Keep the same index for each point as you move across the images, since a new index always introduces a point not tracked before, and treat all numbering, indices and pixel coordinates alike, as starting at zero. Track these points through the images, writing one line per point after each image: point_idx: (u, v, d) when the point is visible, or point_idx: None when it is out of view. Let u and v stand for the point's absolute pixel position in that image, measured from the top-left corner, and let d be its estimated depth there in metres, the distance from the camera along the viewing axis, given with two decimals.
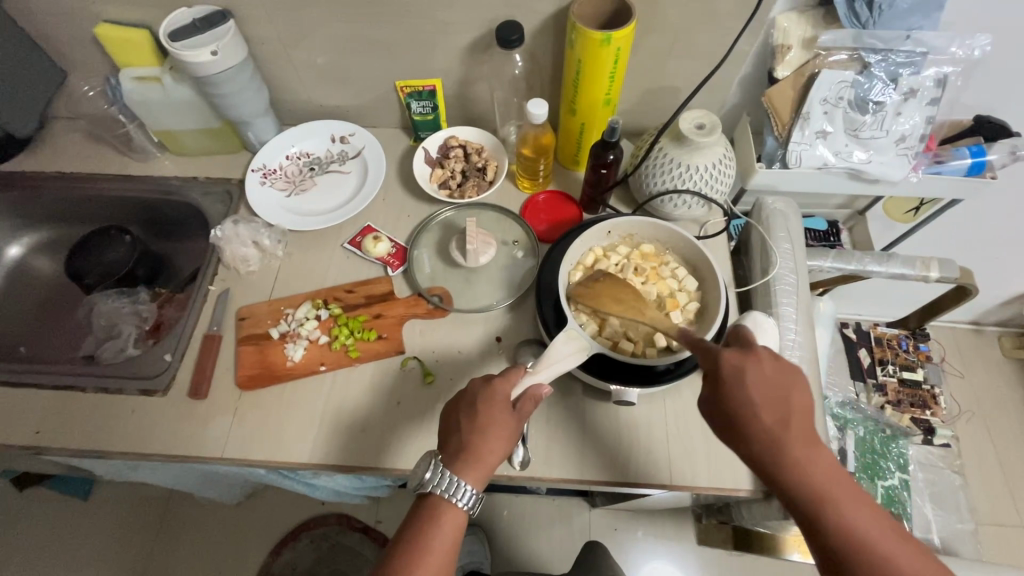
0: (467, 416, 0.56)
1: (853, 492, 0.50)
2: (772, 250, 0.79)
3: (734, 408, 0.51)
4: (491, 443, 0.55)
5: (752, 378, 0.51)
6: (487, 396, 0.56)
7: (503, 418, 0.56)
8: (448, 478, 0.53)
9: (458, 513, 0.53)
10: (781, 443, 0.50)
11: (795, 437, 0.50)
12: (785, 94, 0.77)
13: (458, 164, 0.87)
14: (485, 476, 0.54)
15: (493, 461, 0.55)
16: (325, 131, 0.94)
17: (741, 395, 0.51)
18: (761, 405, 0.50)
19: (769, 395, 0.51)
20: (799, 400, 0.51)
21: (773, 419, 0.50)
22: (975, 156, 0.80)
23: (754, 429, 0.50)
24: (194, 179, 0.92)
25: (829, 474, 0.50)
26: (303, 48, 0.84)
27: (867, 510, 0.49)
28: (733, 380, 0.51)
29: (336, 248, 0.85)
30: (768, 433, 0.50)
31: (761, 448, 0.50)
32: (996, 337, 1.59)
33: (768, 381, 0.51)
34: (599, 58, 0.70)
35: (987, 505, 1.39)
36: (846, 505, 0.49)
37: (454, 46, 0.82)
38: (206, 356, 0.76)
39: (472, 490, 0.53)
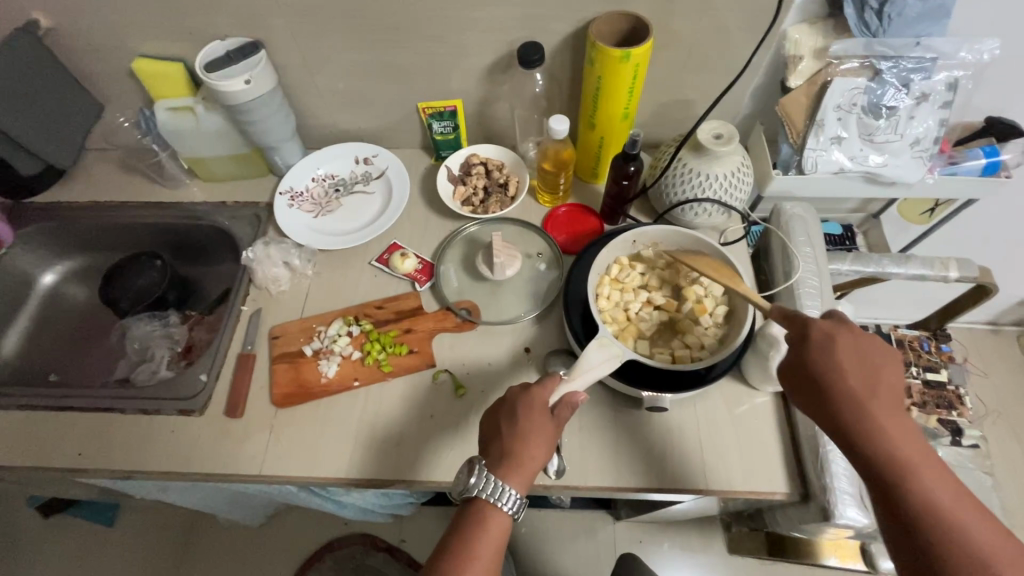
0: (507, 421, 0.56)
1: (938, 469, 0.50)
2: (793, 254, 0.80)
3: (819, 367, 0.54)
4: (533, 448, 0.55)
5: (841, 344, 0.55)
6: (526, 401, 0.57)
7: (544, 423, 0.56)
8: (494, 483, 0.53)
9: (502, 519, 0.53)
10: (865, 405, 0.52)
11: (880, 403, 0.52)
12: (799, 103, 0.79)
13: (480, 181, 0.90)
14: (526, 481, 0.54)
15: (535, 466, 0.55)
16: (349, 153, 0.97)
17: (828, 354, 0.54)
18: (848, 367, 0.53)
19: (859, 360, 0.54)
20: (887, 375, 0.54)
21: (859, 380, 0.53)
22: (988, 156, 0.81)
23: (840, 386, 0.53)
24: (223, 204, 0.95)
25: (916, 446, 0.51)
26: (329, 74, 0.87)
27: (952, 489, 0.49)
28: (820, 344, 0.55)
29: (364, 266, 0.87)
30: (853, 392, 0.53)
31: (847, 407, 0.52)
32: (1015, 337, 1.58)
33: (859, 349, 0.54)
34: (618, 74, 0.72)
35: (1019, 508, 1.37)
36: (928, 477, 0.49)
37: (475, 68, 0.85)
38: (242, 376, 0.77)
39: (516, 495, 0.53)
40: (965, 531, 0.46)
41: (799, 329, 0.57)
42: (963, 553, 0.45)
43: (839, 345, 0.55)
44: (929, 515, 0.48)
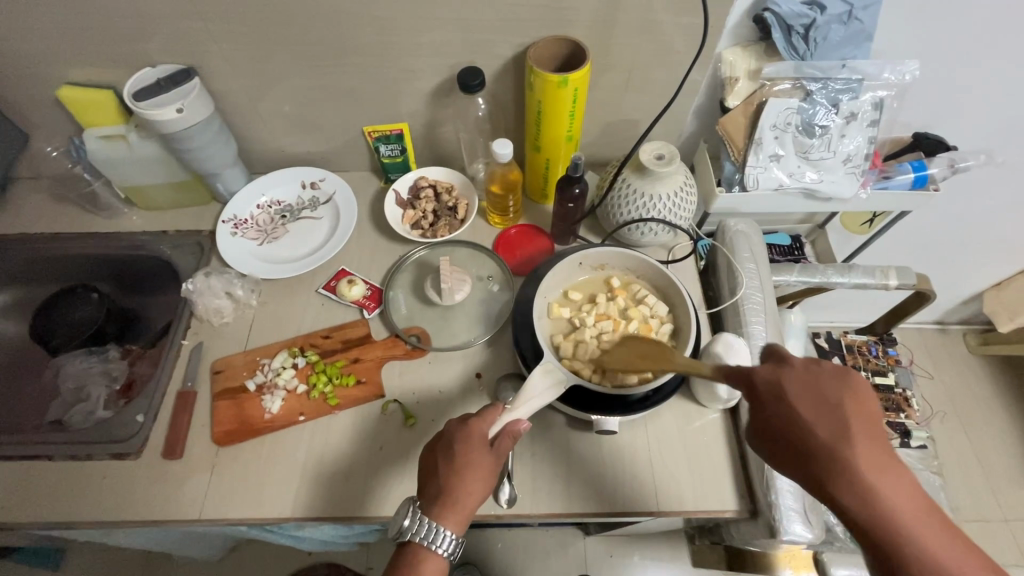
0: (444, 458, 0.57)
1: (924, 514, 0.46)
2: (738, 270, 0.82)
3: (784, 424, 0.50)
4: (469, 486, 0.55)
5: (794, 390, 0.51)
6: (463, 436, 0.57)
7: (481, 459, 0.56)
8: (427, 525, 0.53)
9: (438, 559, 0.54)
10: (841, 459, 0.48)
11: (856, 453, 0.48)
12: (737, 122, 0.81)
13: (429, 204, 0.89)
14: (464, 519, 0.55)
15: (472, 503, 0.55)
16: (296, 178, 0.95)
17: (788, 409, 0.50)
18: (811, 419, 0.49)
19: (818, 407, 0.50)
20: (857, 414, 0.49)
21: (827, 431, 0.49)
22: (917, 171, 0.85)
23: (808, 444, 0.49)
24: (163, 233, 0.92)
25: (897, 488, 0.47)
26: (270, 99, 0.85)
27: (943, 534, 0.46)
28: (774, 396, 0.51)
29: (312, 294, 0.85)
30: (825, 446, 0.48)
31: (817, 467, 0.48)
32: (961, 335, 1.65)
33: (818, 393, 0.50)
34: (558, 98, 0.73)
35: (970, 502, 1.42)
36: (917, 528, 0.46)
37: (419, 92, 0.84)
38: (180, 414, 0.74)
39: (451, 535, 0.54)
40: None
41: (749, 380, 0.53)
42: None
43: (792, 397, 0.50)
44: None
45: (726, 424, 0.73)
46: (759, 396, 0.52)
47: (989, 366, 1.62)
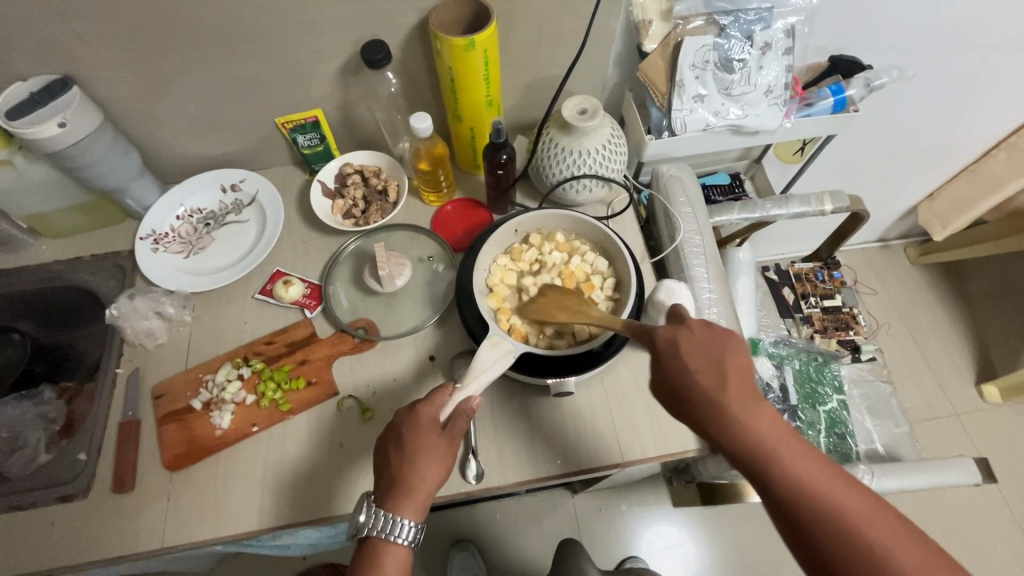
0: (396, 448, 0.58)
1: (795, 444, 0.51)
2: (674, 216, 0.82)
3: (673, 378, 0.52)
4: (422, 473, 0.57)
5: (683, 347, 0.53)
6: (412, 423, 0.58)
7: (432, 444, 0.57)
8: (384, 518, 0.56)
9: (400, 548, 0.56)
10: (722, 404, 0.51)
11: (735, 397, 0.51)
12: (657, 65, 0.81)
13: (358, 190, 0.85)
14: (421, 505, 0.57)
15: (428, 489, 0.57)
16: (213, 182, 0.89)
17: (676, 363, 0.52)
18: (698, 370, 0.52)
19: (705, 358, 0.52)
20: (735, 362, 0.52)
21: (711, 381, 0.51)
22: (835, 94, 0.85)
23: (695, 395, 0.51)
24: (79, 259, 0.86)
25: (770, 425, 0.51)
26: (166, 101, 0.79)
27: (813, 461, 0.50)
28: (668, 353, 0.53)
29: (248, 300, 0.81)
30: (709, 395, 0.51)
31: (704, 414, 0.51)
32: (902, 249, 1.73)
33: (707, 347, 0.52)
34: (468, 61, 0.70)
35: (922, 404, 1.51)
36: (790, 458, 0.50)
37: (326, 73, 0.80)
38: (125, 446, 0.70)
39: (410, 523, 0.56)
40: (837, 507, 0.48)
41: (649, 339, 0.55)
42: (842, 529, 0.47)
43: (683, 352, 0.52)
44: (802, 504, 0.49)
45: None
46: (656, 351, 0.54)
47: (929, 274, 1.71)
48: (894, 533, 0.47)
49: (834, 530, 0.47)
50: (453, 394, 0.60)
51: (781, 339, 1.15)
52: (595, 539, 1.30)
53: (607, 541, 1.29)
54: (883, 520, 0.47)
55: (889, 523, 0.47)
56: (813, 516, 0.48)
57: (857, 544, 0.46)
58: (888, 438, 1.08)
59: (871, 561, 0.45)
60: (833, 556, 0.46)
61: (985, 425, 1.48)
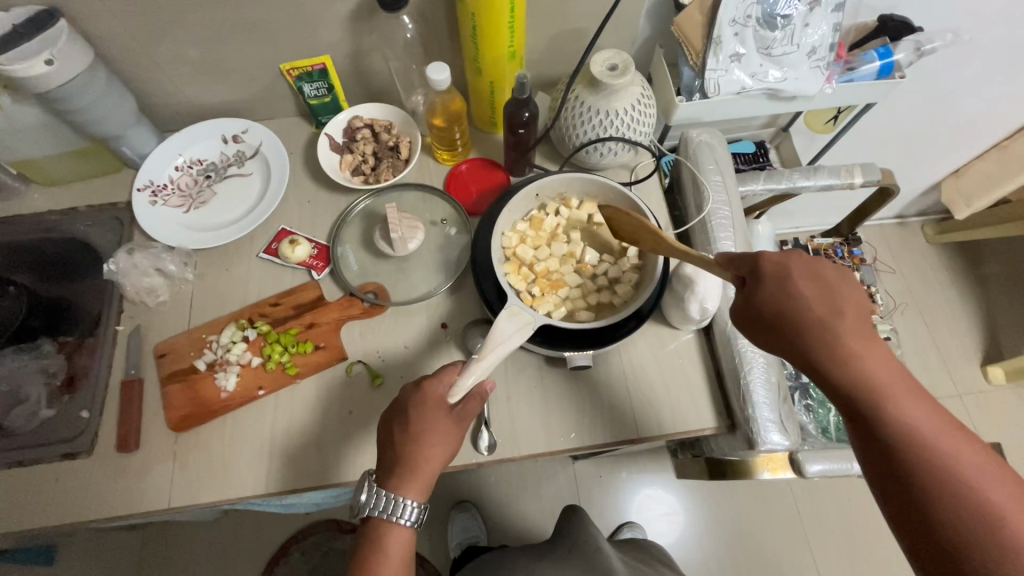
0: (401, 426, 0.57)
1: (909, 389, 0.49)
2: (703, 184, 0.78)
3: (779, 305, 0.51)
4: (426, 452, 0.56)
5: (796, 274, 0.52)
6: (419, 401, 0.57)
7: (437, 422, 0.57)
8: (386, 499, 0.55)
9: (403, 529, 0.56)
10: (833, 335, 0.50)
11: (848, 329, 0.50)
12: (694, 20, 0.75)
13: (368, 146, 0.81)
14: (425, 484, 0.56)
15: (431, 468, 0.56)
16: (215, 132, 0.84)
17: (790, 289, 0.51)
18: (811, 298, 0.51)
19: (820, 287, 0.52)
20: (851, 301, 0.52)
21: (824, 311, 0.51)
22: (882, 58, 0.80)
23: (808, 323, 0.50)
24: (75, 210, 0.82)
25: (883, 365, 0.50)
26: (163, 41, 0.73)
27: (922, 405, 0.49)
28: (775, 278, 0.52)
29: (253, 260, 0.78)
30: (820, 324, 0.50)
31: (816, 341, 0.50)
32: (919, 227, 1.70)
33: (819, 277, 0.52)
34: (493, 8, 0.64)
35: (927, 384, 1.51)
36: (904, 400, 0.49)
37: (336, 17, 0.73)
38: (129, 405, 0.68)
39: (413, 503, 0.55)
40: (943, 449, 0.47)
41: (755, 265, 0.53)
42: (944, 475, 0.46)
43: (794, 277, 0.52)
44: (904, 437, 0.48)
45: (700, 344, 0.72)
46: (765, 278, 0.52)
47: (946, 253, 1.68)
48: (1000, 486, 0.45)
49: (934, 471, 0.46)
50: (461, 374, 0.58)
51: None
52: (595, 504, 1.31)
53: (605, 507, 1.31)
54: (993, 474, 0.46)
55: (995, 472, 0.46)
56: (917, 459, 0.47)
57: (961, 491, 0.45)
58: None
59: (967, 501, 0.44)
60: (932, 491, 0.46)
61: (986, 406, 1.49)
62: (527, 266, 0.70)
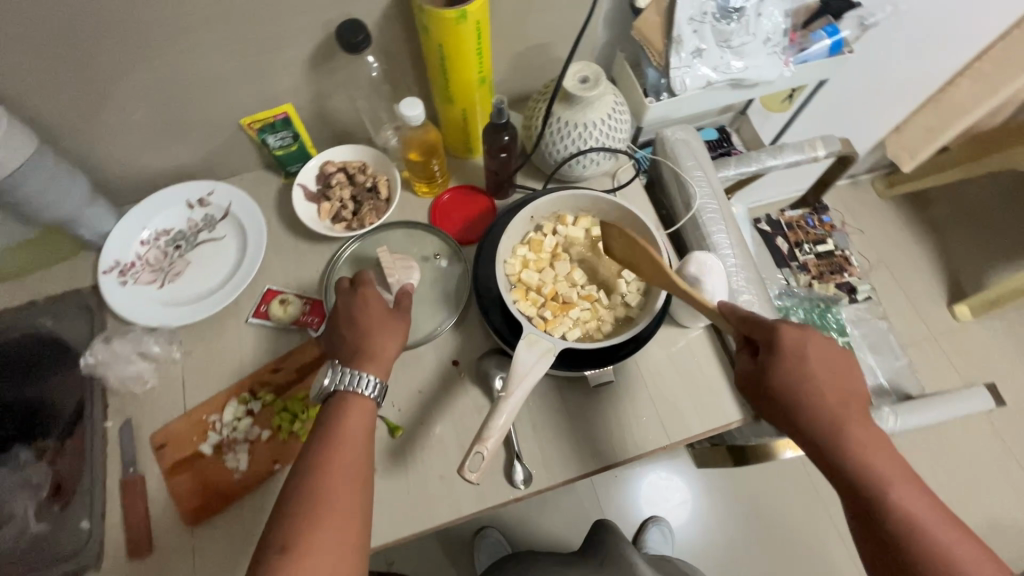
0: (348, 325, 0.61)
1: (907, 474, 0.52)
2: (686, 181, 0.78)
3: (790, 381, 0.55)
4: (377, 338, 0.60)
5: (811, 354, 0.55)
6: (362, 303, 0.62)
7: (381, 313, 0.62)
8: (347, 375, 0.57)
9: (367, 401, 0.57)
10: (837, 415, 0.54)
11: (852, 412, 0.54)
12: (653, 22, 0.77)
13: (345, 190, 0.78)
14: (381, 366, 0.59)
15: (386, 353, 0.60)
16: (178, 198, 0.79)
17: (805, 369, 0.55)
18: (820, 377, 0.55)
19: (829, 371, 0.55)
20: (852, 385, 0.56)
21: (831, 392, 0.55)
22: (831, 36, 0.83)
23: (815, 405, 0.54)
24: (35, 303, 0.76)
25: (884, 450, 0.53)
26: (111, 110, 0.69)
27: (918, 492, 0.51)
28: (792, 354, 0.55)
29: (242, 326, 0.74)
30: (827, 405, 0.54)
31: (823, 417, 0.54)
32: (869, 183, 1.79)
33: (828, 358, 0.56)
34: (460, 37, 0.63)
35: (903, 330, 1.58)
36: (902, 483, 0.52)
37: (294, 63, 0.70)
38: (134, 506, 0.64)
39: (372, 377, 0.58)
40: (938, 538, 0.49)
41: (772, 338, 0.56)
42: (940, 564, 0.48)
43: (808, 357, 0.55)
44: (900, 521, 0.50)
45: (711, 338, 0.73)
46: (782, 353, 0.55)
47: (898, 204, 1.77)
48: None
49: (931, 559, 0.48)
50: (492, 415, 0.55)
51: (784, 292, 1.16)
52: (617, 505, 1.31)
53: (627, 506, 1.31)
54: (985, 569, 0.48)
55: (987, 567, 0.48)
56: (913, 543, 0.49)
57: None
58: (890, 373, 1.14)
59: None
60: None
61: (960, 343, 1.57)
62: (534, 291, 0.68)
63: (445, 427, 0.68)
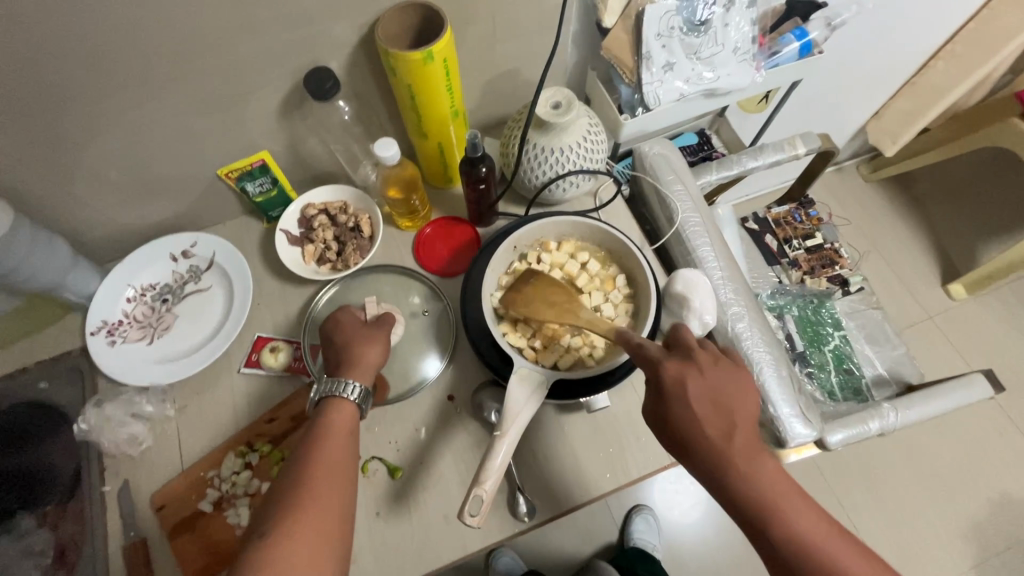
0: (334, 340, 0.64)
1: (801, 498, 0.49)
2: (667, 196, 0.79)
3: (684, 418, 0.49)
4: (363, 348, 0.62)
5: (692, 388, 0.50)
6: (347, 320, 0.65)
7: (366, 328, 0.65)
8: (330, 380, 0.58)
9: (350, 405, 0.57)
10: (727, 453, 0.48)
11: (740, 443, 0.49)
12: (621, 40, 0.76)
13: (327, 232, 0.78)
14: (365, 373, 0.60)
15: (370, 360, 0.61)
16: (162, 252, 0.79)
17: (689, 404, 0.49)
18: (704, 415, 0.49)
19: (713, 401, 0.50)
20: (741, 408, 0.51)
21: (717, 428, 0.49)
22: (800, 39, 0.83)
23: (700, 442, 0.49)
24: (25, 370, 0.76)
25: (777, 476, 0.49)
26: (85, 174, 0.68)
27: (812, 515, 0.48)
28: (677, 391, 0.50)
29: (235, 377, 0.73)
30: (713, 442, 0.49)
31: (711, 457, 0.49)
32: (854, 169, 1.79)
33: (711, 386, 0.51)
34: (429, 76, 0.63)
35: (899, 314, 1.59)
36: (795, 510, 0.48)
37: (266, 112, 0.70)
38: (137, 572, 0.63)
39: (356, 382, 0.58)
40: (837, 566, 0.46)
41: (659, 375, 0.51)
42: None
43: (693, 390, 0.50)
44: (800, 557, 0.46)
45: None
46: (665, 392, 0.50)
47: (884, 187, 1.77)
48: None
49: None
50: (489, 454, 0.55)
51: (777, 291, 1.18)
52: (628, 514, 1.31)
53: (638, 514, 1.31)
54: None
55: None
56: None
57: None
58: (888, 362, 1.15)
59: None
60: None
61: (957, 322, 1.57)
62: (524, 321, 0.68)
63: (445, 464, 0.68)
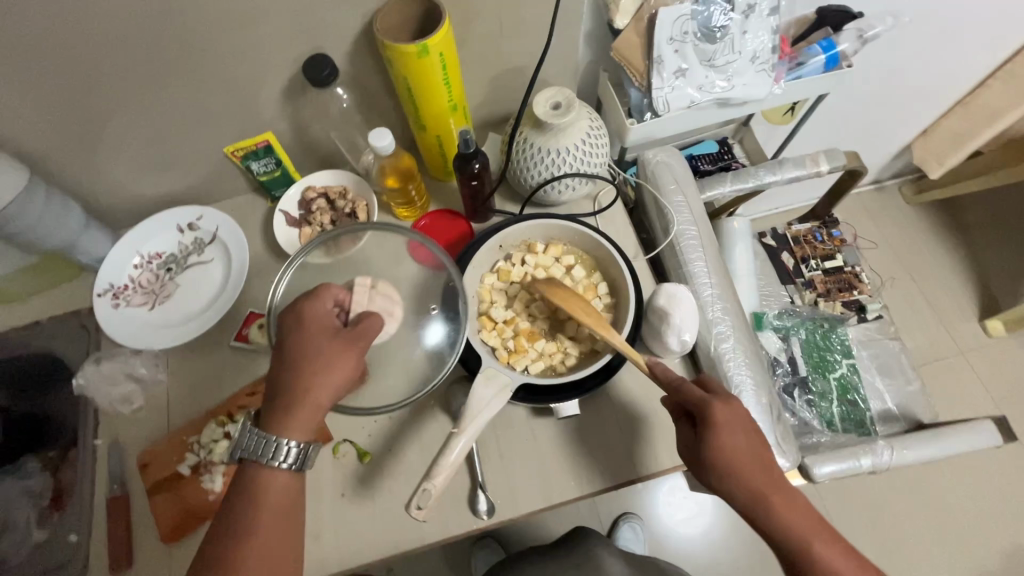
0: (282, 357, 0.54)
1: (835, 537, 0.50)
2: (665, 206, 0.77)
3: (718, 451, 0.53)
4: (313, 380, 0.53)
5: (730, 424, 0.53)
6: (302, 333, 0.55)
7: (323, 347, 0.54)
8: (258, 438, 0.50)
9: (283, 474, 0.51)
10: (759, 485, 0.52)
11: (774, 480, 0.52)
12: (632, 43, 0.74)
13: (325, 215, 0.79)
14: (310, 420, 0.52)
15: (318, 399, 0.53)
16: (170, 222, 0.82)
17: (726, 438, 0.53)
18: (739, 448, 0.53)
19: (750, 439, 0.53)
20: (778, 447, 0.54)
21: (750, 461, 0.53)
22: (827, 51, 0.78)
23: (734, 475, 0.52)
24: (40, 324, 0.81)
25: (806, 514, 0.51)
26: (100, 146, 0.72)
27: (847, 558, 0.49)
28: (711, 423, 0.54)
29: (225, 349, 0.76)
30: (749, 475, 0.52)
31: (743, 489, 0.52)
32: (896, 189, 1.69)
33: (748, 426, 0.54)
34: (425, 69, 0.63)
35: (927, 346, 1.50)
36: (830, 548, 0.49)
37: (271, 95, 0.72)
38: (117, 523, 0.67)
39: (292, 444, 0.50)
40: None
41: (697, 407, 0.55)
42: None
43: (729, 426, 0.53)
44: None
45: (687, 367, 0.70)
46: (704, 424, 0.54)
47: (927, 211, 1.67)
48: None
49: None
50: (445, 449, 0.55)
51: (786, 311, 1.12)
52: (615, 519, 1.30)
53: None
54: None
55: None
56: None
57: None
58: (900, 397, 1.09)
59: None
60: None
61: (991, 361, 1.48)
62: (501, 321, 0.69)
63: (412, 454, 0.68)
